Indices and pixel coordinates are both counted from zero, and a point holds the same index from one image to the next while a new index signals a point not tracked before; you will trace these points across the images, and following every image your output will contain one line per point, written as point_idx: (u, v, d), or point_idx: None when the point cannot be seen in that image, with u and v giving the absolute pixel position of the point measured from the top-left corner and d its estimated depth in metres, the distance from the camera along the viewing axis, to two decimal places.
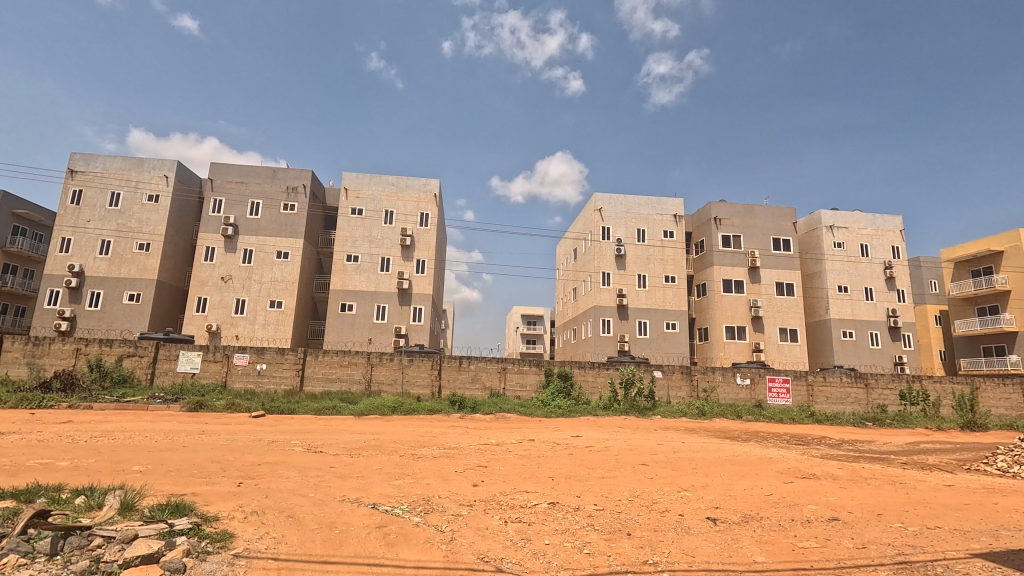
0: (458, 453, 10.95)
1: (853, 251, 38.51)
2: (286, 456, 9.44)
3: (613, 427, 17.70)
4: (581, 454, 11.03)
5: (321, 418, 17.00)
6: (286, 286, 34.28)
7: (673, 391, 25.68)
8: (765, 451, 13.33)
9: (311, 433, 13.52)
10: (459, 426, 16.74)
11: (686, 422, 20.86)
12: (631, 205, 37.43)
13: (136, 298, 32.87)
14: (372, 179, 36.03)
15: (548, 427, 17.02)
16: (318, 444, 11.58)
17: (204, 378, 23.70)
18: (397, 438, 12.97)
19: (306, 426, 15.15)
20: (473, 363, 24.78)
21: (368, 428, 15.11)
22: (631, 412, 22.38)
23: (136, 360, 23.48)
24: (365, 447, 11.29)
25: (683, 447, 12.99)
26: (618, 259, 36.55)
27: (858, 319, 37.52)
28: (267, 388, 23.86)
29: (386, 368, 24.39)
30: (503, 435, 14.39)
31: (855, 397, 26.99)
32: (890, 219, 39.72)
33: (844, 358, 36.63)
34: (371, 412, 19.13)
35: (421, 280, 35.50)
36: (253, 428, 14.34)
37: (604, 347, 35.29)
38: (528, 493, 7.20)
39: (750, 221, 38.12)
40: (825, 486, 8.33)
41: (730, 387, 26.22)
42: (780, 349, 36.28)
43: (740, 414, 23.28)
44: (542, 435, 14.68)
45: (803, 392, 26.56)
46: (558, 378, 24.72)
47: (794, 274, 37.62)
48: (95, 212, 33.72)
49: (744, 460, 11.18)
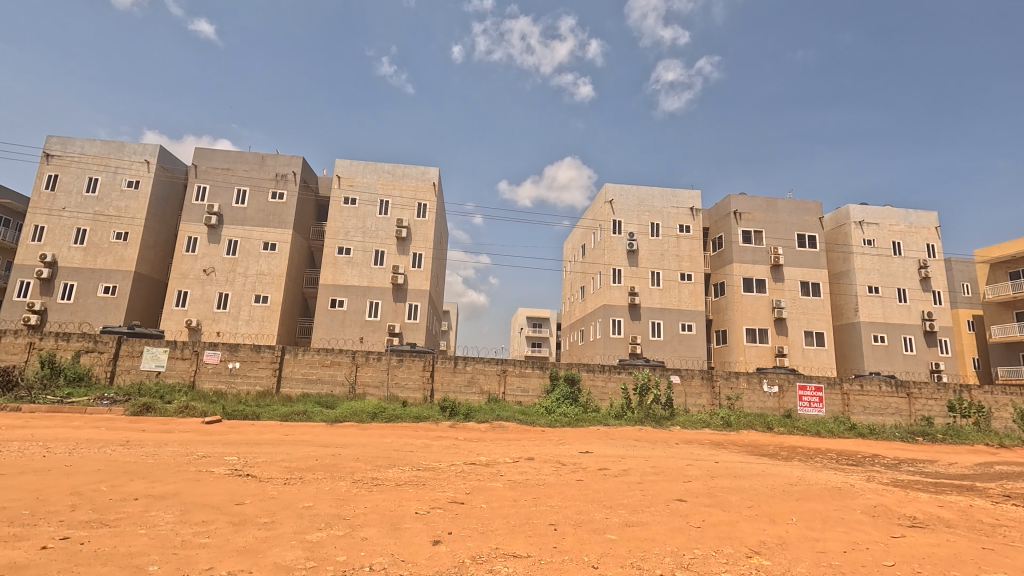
0: (432, 479, 8.34)
1: (884, 248, 35.58)
2: (190, 483, 6.88)
3: (628, 440, 15.11)
4: (595, 482, 8.40)
5: (288, 425, 14.53)
6: (273, 280, 31.90)
7: (692, 399, 22.90)
8: (821, 477, 10.62)
9: (261, 446, 11.01)
10: (446, 438, 14.18)
11: (709, 435, 18.18)
12: (644, 197, 34.76)
13: (112, 291, 30.65)
14: (366, 167, 33.66)
15: (551, 440, 14.44)
16: (256, 462, 9.00)
17: (170, 377, 21.33)
18: (363, 455, 10.40)
19: (262, 435, 12.66)
20: (469, 364, 22.21)
21: (334, 439, 12.59)
22: (646, 422, 19.66)
23: (95, 356, 21.15)
24: (314, 467, 8.75)
25: (720, 470, 10.35)
26: (630, 254, 33.87)
27: (890, 322, 34.57)
28: (239, 389, 21.44)
29: (373, 369, 21.90)
30: (496, 452, 11.79)
31: (895, 408, 24.18)
32: (924, 215, 36.74)
33: (875, 364, 33.70)
34: (347, 419, 16.55)
35: (417, 275, 32.97)
36: (196, 438, 11.86)
37: (613, 350, 32.62)
38: (517, 560, 4.60)
39: (773, 215, 35.34)
40: (956, 546, 5.66)
41: (757, 395, 23.43)
42: (806, 354, 33.45)
43: (771, 426, 20.46)
44: (545, 451, 12.11)
45: (837, 401, 23.78)
46: (564, 383, 21.98)
47: (820, 273, 34.78)
48: (72, 199, 31.56)
49: (808, 491, 8.54)
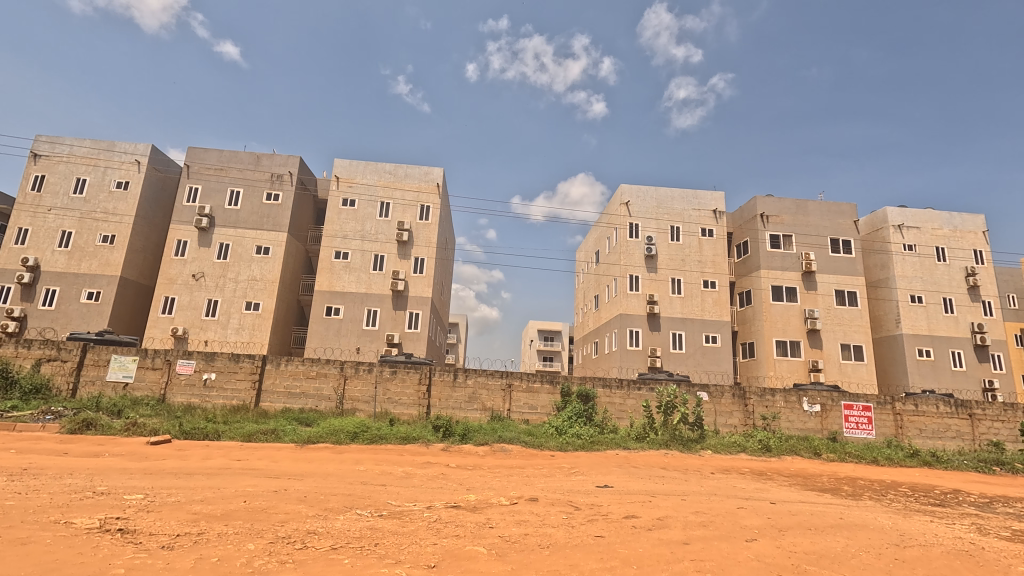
0: (394, 537, 5.91)
1: (928, 254, 32.54)
2: (5, 549, 4.53)
3: (653, 470, 12.57)
4: (623, 546, 5.88)
5: (247, 447, 12.20)
6: (265, 286, 29.89)
7: (723, 419, 20.15)
8: (922, 531, 8.01)
9: (192, 478, 8.67)
10: (434, 466, 11.70)
11: (748, 463, 15.47)
12: (663, 198, 32.28)
13: (96, 297, 28.89)
14: (366, 168, 31.76)
15: (560, 469, 11.91)
16: (156, 506, 6.64)
17: (139, 389, 19.21)
18: (314, 491, 7.98)
19: (205, 462, 10.30)
20: (470, 378, 19.76)
21: (294, 468, 10.23)
22: (672, 446, 17.01)
23: (57, 365, 19.11)
24: (232, 514, 6.36)
25: (789, 521, 7.74)
26: (648, 260, 31.33)
27: (935, 335, 31.44)
28: (214, 405, 19.19)
29: (362, 382, 19.56)
30: (491, 487, 9.30)
31: (955, 431, 21.16)
32: (970, 218, 33.66)
33: (921, 381, 30.53)
34: (322, 440, 14.10)
35: (418, 281, 30.73)
36: (119, 465, 9.55)
37: (631, 363, 29.92)
38: None
39: (804, 218, 32.58)
40: None
41: (797, 415, 20.55)
42: (843, 369, 30.48)
43: (819, 452, 17.60)
44: (553, 486, 9.60)
45: (889, 423, 20.83)
46: (577, 400, 19.43)
47: (857, 281, 31.87)
48: (58, 200, 30.02)
49: (935, 565, 5.94)
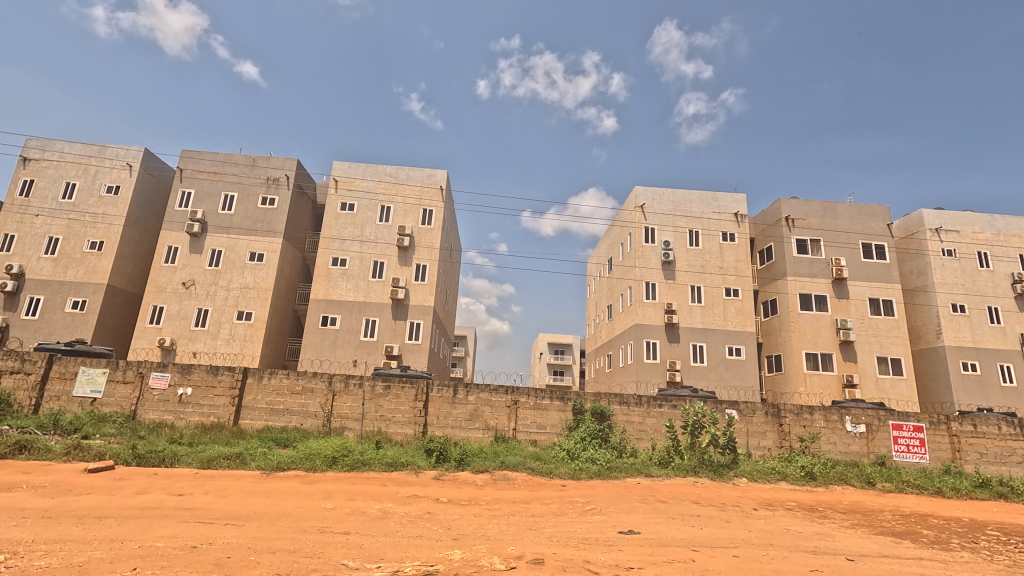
0: None
1: (968, 260, 30.06)
2: None
3: (685, 508, 10.42)
4: None
5: (200, 478, 10.29)
6: (258, 294, 28.24)
7: (755, 440, 17.88)
8: None
9: (97, 526, 6.71)
10: (419, 502, 9.64)
11: (793, 495, 13.28)
12: (681, 201, 30.18)
13: (81, 305, 27.42)
14: (366, 170, 30.18)
15: (573, 507, 9.82)
16: None
17: (107, 405, 17.40)
18: (245, 549, 5.97)
19: (135, 499, 8.38)
20: (472, 395, 17.75)
21: (246, 508, 8.28)
22: (701, 472, 14.86)
23: (19, 379, 17.41)
24: None
25: None
26: (666, 266, 29.21)
27: (981, 348, 28.81)
28: (188, 423, 17.33)
29: (352, 399, 17.58)
30: (486, 538, 7.26)
31: (1022, 455, 18.63)
32: (1014, 221, 31.09)
33: (967, 398, 27.89)
34: (294, 467, 12.07)
35: (419, 289, 28.88)
36: (21, 503, 7.64)
37: (649, 377, 27.72)
38: None
39: (833, 221, 30.29)
40: None
41: (839, 437, 18.18)
42: (880, 385, 27.95)
43: (872, 481, 15.23)
44: (564, 535, 7.55)
45: (945, 446, 18.38)
46: (592, 419, 17.28)
47: (893, 289, 29.46)
48: (46, 205, 28.77)
49: None
